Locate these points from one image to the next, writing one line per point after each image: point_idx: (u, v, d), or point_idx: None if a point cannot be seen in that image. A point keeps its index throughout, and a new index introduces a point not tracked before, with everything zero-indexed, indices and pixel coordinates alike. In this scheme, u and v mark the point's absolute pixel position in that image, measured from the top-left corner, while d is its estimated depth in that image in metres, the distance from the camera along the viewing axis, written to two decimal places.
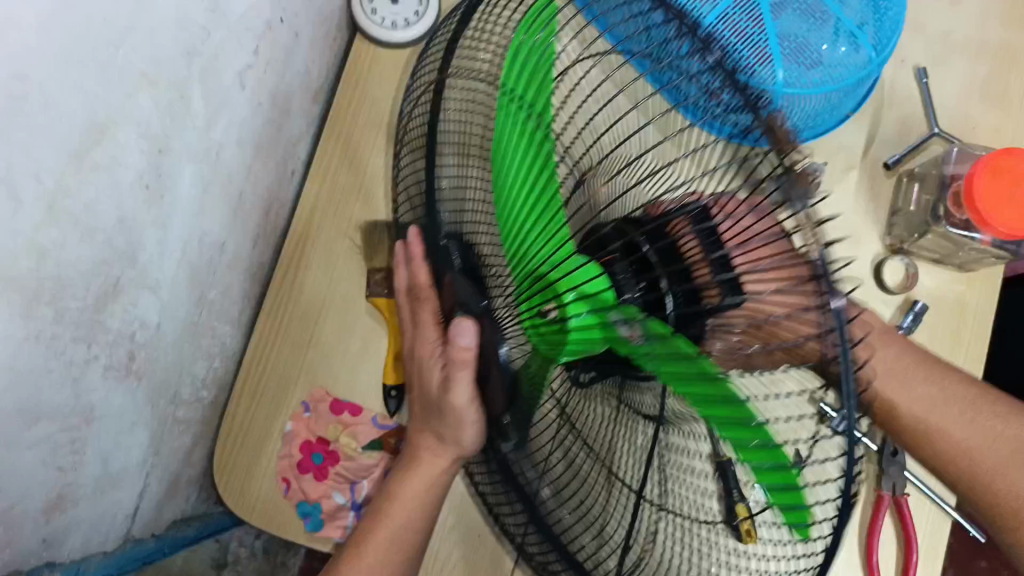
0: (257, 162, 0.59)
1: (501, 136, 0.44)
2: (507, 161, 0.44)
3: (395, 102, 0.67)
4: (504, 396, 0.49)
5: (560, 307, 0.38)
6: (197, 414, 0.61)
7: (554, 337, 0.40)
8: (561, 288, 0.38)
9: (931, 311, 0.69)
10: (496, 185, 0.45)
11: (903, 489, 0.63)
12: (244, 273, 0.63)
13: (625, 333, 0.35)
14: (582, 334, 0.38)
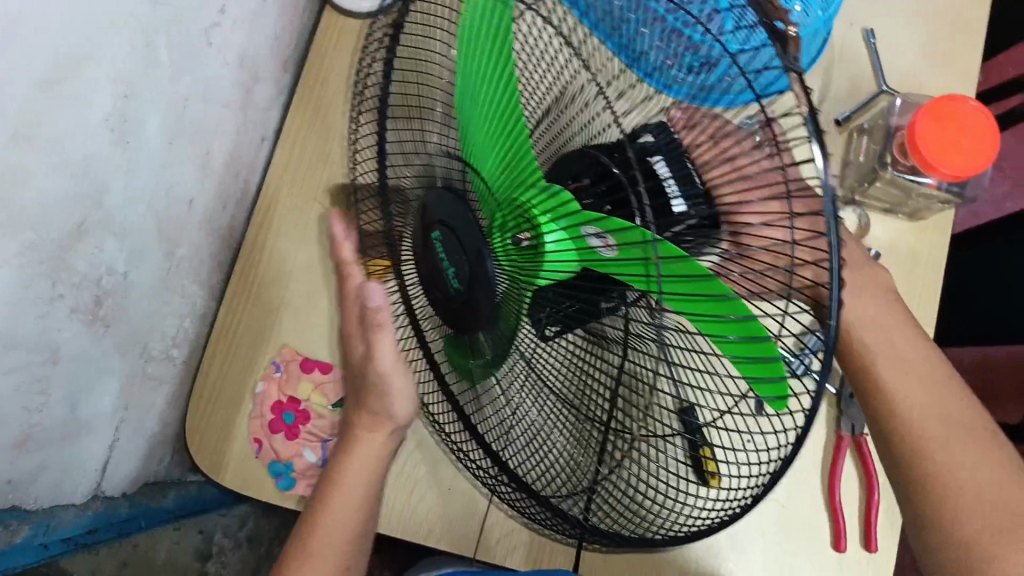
0: (226, 124, 0.61)
1: (470, 88, 0.45)
2: (476, 107, 0.45)
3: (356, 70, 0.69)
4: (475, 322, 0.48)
5: (536, 233, 0.40)
6: (169, 372, 0.62)
7: (527, 263, 0.41)
8: (534, 215, 0.40)
9: (885, 258, 0.71)
10: (467, 131, 0.46)
11: (862, 430, 0.66)
12: (213, 234, 0.64)
13: (600, 245, 0.38)
14: (558, 255, 0.40)
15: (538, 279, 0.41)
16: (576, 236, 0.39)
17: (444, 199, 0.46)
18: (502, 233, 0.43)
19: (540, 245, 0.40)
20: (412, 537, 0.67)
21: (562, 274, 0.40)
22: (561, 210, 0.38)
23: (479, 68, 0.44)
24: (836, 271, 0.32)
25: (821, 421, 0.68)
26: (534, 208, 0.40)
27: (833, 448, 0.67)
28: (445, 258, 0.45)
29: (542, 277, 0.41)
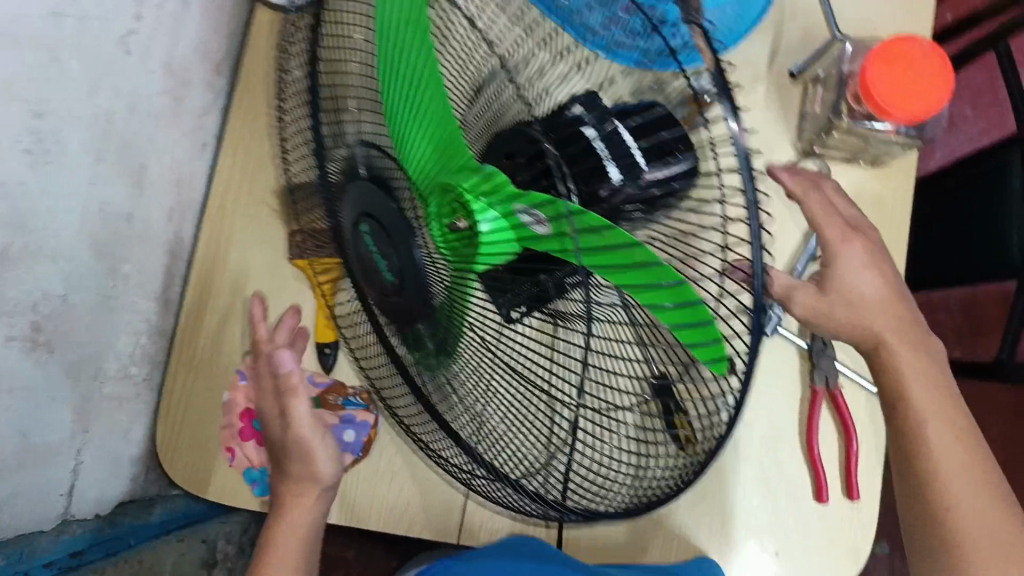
0: (158, 133, 0.60)
1: (391, 71, 0.42)
2: (398, 93, 0.42)
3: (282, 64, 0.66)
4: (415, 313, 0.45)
5: (470, 218, 0.40)
6: (129, 391, 0.61)
7: (465, 248, 0.41)
8: (467, 200, 0.39)
9: (849, 210, 0.70)
10: (391, 118, 0.43)
11: (835, 380, 0.67)
12: (162, 247, 0.63)
13: (532, 223, 0.37)
14: (494, 237, 0.39)
15: (476, 265, 0.42)
16: (510, 216, 0.38)
17: (366, 190, 0.43)
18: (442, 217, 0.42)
19: (474, 230, 0.40)
20: (395, 528, 0.66)
21: (502, 257, 0.40)
22: (493, 191, 0.37)
23: (398, 52, 0.41)
24: (757, 228, 0.30)
25: (795, 375, 0.68)
26: (465, 193, 0.39)
27: (809, 399, 0.67)
28: (376, 251, 0.44)
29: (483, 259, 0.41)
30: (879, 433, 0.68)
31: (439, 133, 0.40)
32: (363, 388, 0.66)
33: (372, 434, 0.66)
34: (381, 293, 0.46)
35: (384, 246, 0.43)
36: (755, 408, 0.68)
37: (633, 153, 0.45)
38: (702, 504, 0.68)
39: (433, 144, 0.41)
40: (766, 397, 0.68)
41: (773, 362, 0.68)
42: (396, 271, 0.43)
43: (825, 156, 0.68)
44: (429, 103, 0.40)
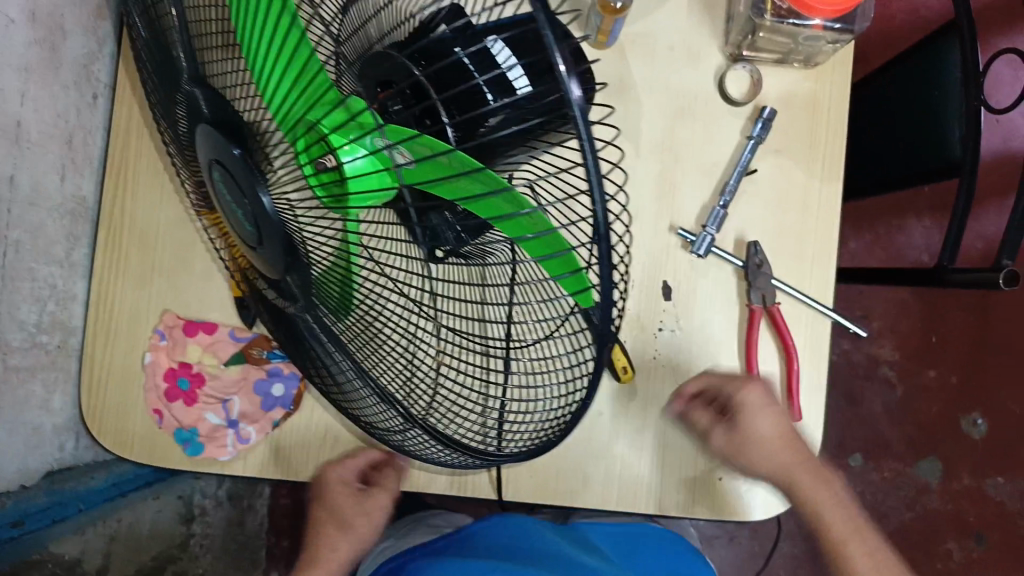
0: (33, 88, 0.56)
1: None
2: (248, 17, 0.37)
3: None
4: (278, 261, 0.42)
5: (335, 157, 0.37)
6: (41, 359, 0.60)
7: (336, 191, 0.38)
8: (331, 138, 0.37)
9: (782, 114, 0.66)
10: (245, 44, 0.38)
11: (773, 298, 0.64)
12: (59, 209, 0.61)
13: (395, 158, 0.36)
14: (361, 177, 0.37)
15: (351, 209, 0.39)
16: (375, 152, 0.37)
17: (212, 135, 0.40)
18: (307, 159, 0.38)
19: (342, 171, 0.37)
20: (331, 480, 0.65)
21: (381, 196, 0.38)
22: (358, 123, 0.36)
23: None
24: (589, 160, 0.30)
25: (732, 297, 0.66)
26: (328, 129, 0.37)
27: (748, 319, 0.65)
28: (232, 202, 0.41)
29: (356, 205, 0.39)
30: (821, 355, 0.66)
31: (294, 58, 0.36)
32: None
33: (301, 387, 0.64)
34: (246, 244, 0.43)
35: (236, 196, 0.40)
36: (693, 333, 0.66)
37: (497, 60, 0.42)
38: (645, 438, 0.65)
39: (290, 76, 0.37)
40: (703, 320, 0.66)
41: (710, 284, 0.66)
42: (252, 222, 0.40)
43: (755, 62, 0.65)
44: (282, 29, 0.36)
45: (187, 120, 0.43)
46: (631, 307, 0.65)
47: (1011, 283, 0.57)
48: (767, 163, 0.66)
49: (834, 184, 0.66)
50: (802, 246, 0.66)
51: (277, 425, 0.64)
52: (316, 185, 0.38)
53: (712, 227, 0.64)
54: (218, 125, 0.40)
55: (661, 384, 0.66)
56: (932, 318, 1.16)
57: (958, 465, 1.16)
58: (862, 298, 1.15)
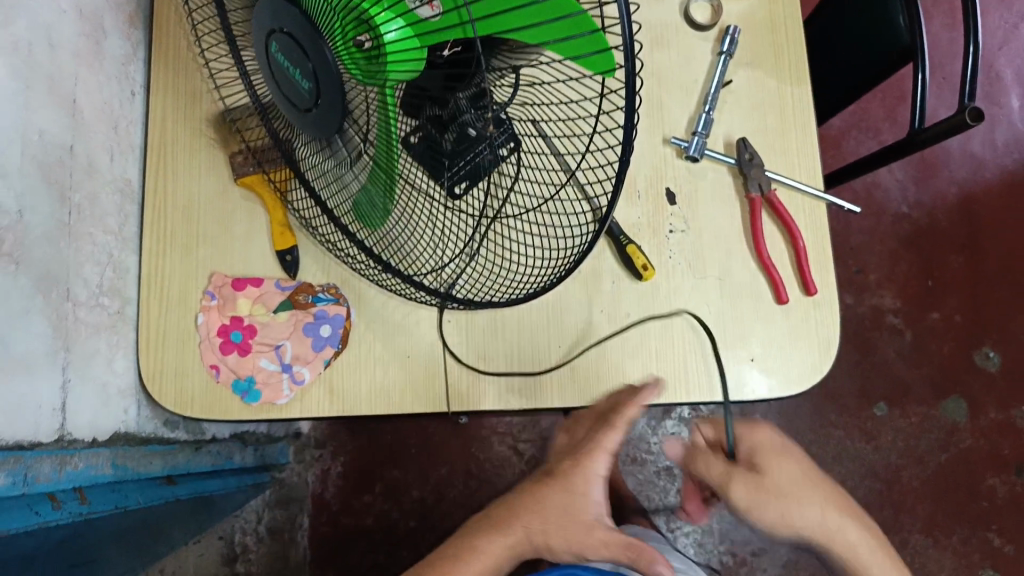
0: (83, 74, 0.63)
1: None
2: None
3: (178, 6, 0.73)
4: (320, 122, 0.49)
5: (375, 34, 0.42)
6: (105, 320, 0.64)
7: (379, 67, 0.44)
8: (370, 16, 0.42)
9: (747, 33, 0.74)
10: None
11: (769, 186, 0.70)
12: (109, 186, 0.66)
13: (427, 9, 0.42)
14: (402, 48, 0.43)
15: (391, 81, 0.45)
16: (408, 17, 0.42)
17: (272, 4, 0.45)
18: (351, 41, 0.43)
19: (384, 46, 0.43)
20: (386, 409, 0.68)
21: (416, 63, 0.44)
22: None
23: None
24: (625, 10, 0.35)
25: (732, 192, 0.72)
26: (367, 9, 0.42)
27: (749, 209, 0.71)
28: (290, 66, 0.47)
29: (396, 73, 0.44)
30: (823, 235, 0.71)
31: None
32: (331, 285, 0.69)
33: (348, 326, 0.69)
34: (298, 106, 0.49)
35: (296, 59, 0.46)
36: (700, 228, 0.71)
37: None
38: (673, 333, 0.69)
39: None
40: (708, 216, 0.71)
41: (710, 185, 0.72)
42: (311, 80, 0.46)
43: None
44: None
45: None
46: (641, 215, 0.71)
47: (978, 118, 0.62)
48: (742, 75, 0.73)
49: (805, 85, 0.73)
50: (786, 143, 0.72)
51: (328, 364, 0.68)
52: (351, 62, 0.44)
53: (703, 130, 0.70)
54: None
55: (680, 279, 0.70)
56: (928, 263, 1.25)
57: (981, 398, 1.22)
58: (855, 253, 1.25)
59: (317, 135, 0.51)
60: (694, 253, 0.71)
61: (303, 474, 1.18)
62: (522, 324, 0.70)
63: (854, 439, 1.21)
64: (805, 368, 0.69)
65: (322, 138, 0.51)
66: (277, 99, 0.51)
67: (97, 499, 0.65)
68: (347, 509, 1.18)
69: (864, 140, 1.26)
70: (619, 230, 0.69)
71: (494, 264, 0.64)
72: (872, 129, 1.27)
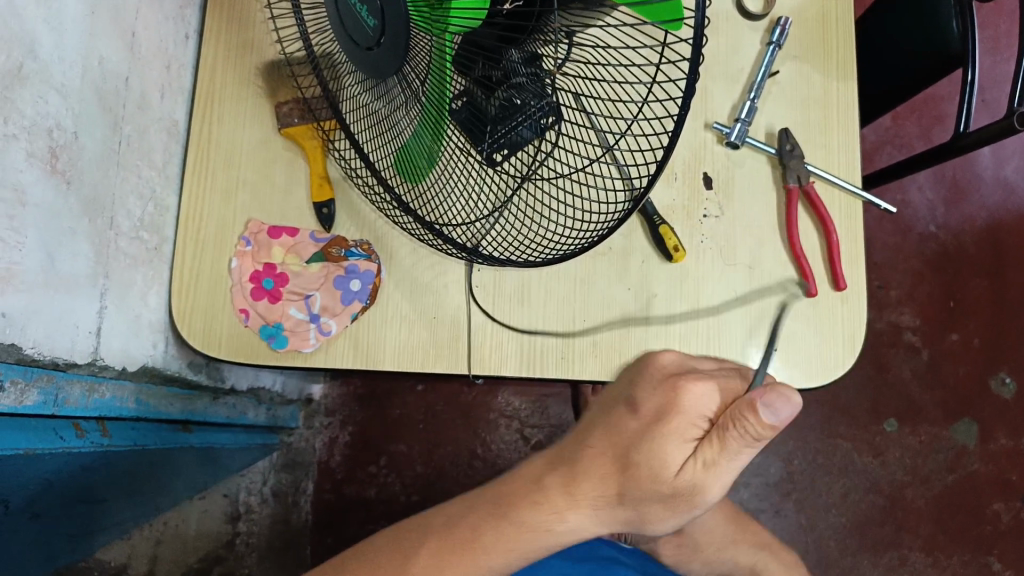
0: (143, 10, 0.64)
1: None
2: None
3: None
4: (380, 62, 0.51)
5: None
6: (143, 253, 0.65)
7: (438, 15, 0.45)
8: None
9: (797, 27, 0.74)
10: None
11: (807, 179, 0.70)
12: (158, 124, 0.67)
13: None
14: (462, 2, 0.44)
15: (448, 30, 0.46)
16: None
17: None
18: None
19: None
20: (409, 367, 0.69)
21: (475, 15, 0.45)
22: None
23: None
24: None
25: (769, 183, 0.72)
26: None
27: (785, 200, 0.71)
28: (358, 4, 0.48)
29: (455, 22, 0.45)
30: (857, 232, 0.71)
31: None
32: (364, 241, 0.70)
33: (378, 283, 0.69)
34: (361, 42, 0.50)
35: None
36: (734, 216, 0.71)
37: None
38: (699, 316, 0.70)
39: None
40: (743, 204, 0.71)
41: (748, 174, 0.72)
42: (378, 17, 0.47)
43: None
44: None
45: None
46: (676, 198, 0.71)
47: None
48: (789, 67, 0.73)
49: (851, 82, 0.73)
50: (828, 136, 0.73)
51: (355, 318, 0.69)
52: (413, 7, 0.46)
53: (746, 118, 0.70)
54: None
55: (710, 264, 0.71)
56: (950, 285, 1.25)
57: (993, 424, 1.22)
58: (879, 269, 1.25)
59: (374, 71, 0.52)
60: (726, 240, 0.71)
61: (311, 440, 1.19)
62: (549, 295, 0.70)
63: (861, 453, 1.21)
64: (826, 363, 0.69)
65: (378, 76, 0.52)
66: (338, 33, 0.52)
67: (116, 433, 0.66)
68: (350, 479, 1.18)
69: (897, 156, 1.26)
70: (654, 210, 0.70)
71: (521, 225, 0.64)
72: (906, 146, 1.26)
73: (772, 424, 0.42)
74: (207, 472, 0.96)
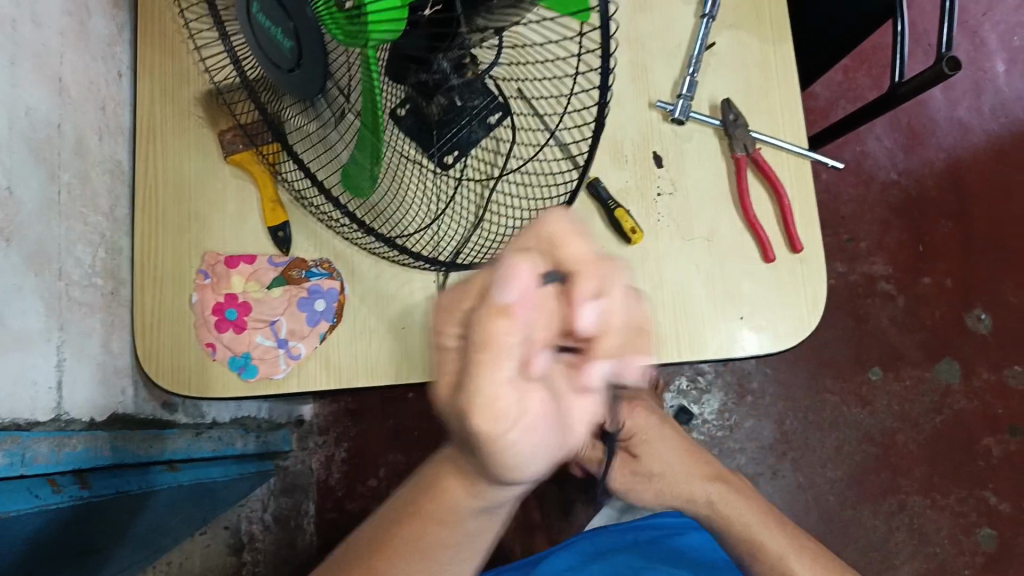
0: (68, 53, 0.63)
1: None
2: None
3: None
4: (303, 81, 0.49)
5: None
6: (98, 300, 0.65)
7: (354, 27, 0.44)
8: None
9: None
10: None
11: (754, 147, 0.71)
12: (100, 167, 0.67)
13: None
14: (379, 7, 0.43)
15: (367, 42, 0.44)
16: None
17: None
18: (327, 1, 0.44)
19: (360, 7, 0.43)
20: (382, 380, 0.69)
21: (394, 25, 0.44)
22: None
23: None
24: None
25: (717, 155, 0.72)
26: None
27: (735, 170, 0.71)
28: (271, 27, 0.47)
29: (376, 34, 0.44)
30: (809, 193, 0.72)
31: None
32: (323, 260, 0.70)
33: (341, 300, 0.69)
34: (282, 63, 0.48)
35: (277, 18, 0.46)
36: (687, 191, 0.72)
37: None
38: (664, 294, 0.70)
39: None
40: (694, 178, 0.72)
41: (696, 148, 0.72)
42: (293, 39, 0.46)
43: None
44: None
45: None
46: (628, 180, 0.72)
47: (955, 67, 0.62)
48: (725, 37, 0.74)
49: (788, 44, 0.74)
50: (771, 102, 0.73)
51: (323, 339, 0.68)
52: (331, 21, 0.44)
53: (687, 93, 0.71)
54: None
55: (670, 242, 0.71)
56: (917, 230, 1.26)
57: (974, 361, 1.23)
58: (846, 222, 1.26)
59: (299, 95, 0.51)
60: (681, 215, 0.71)
61: (307, 461, 1.19)
62: None
63: (848, 405, 1.22)
64: (793, 325, 0.70)
65: (305, 96, 0.51)
66: (257, 56, 0.51)
67: (100, 484, 0.66)
68: (352, 494, 1.19)
69: (851, 109, 1.27)
70: (607, 194, 0.70)
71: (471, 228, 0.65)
72: (859, 98, 1.27)
73: (505, 299, 0.36)
74: (204, 507, 0.96)
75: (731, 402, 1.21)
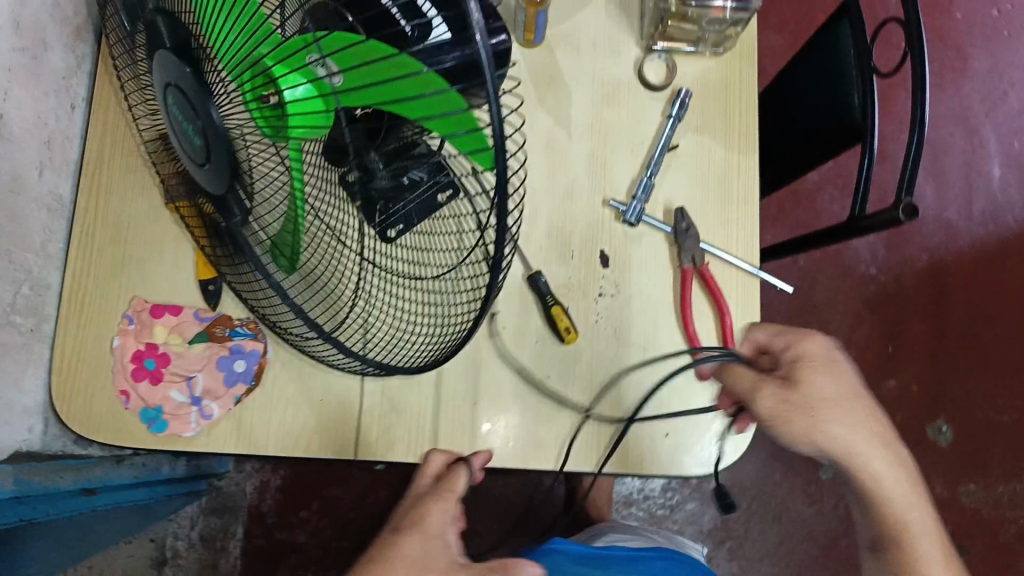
0: (17, 89, 0.61)
1: None
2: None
3: None
4: (212, 175, 0.47)
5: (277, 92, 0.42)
6: (14, 339, 0.64)
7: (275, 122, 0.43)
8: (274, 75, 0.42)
9: (699, 97, 0.73)
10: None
11: (703, 260, 0.69)
12: (37, 202, 0.66)
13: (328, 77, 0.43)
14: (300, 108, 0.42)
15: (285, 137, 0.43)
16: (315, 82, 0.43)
17: (172, 60, 0.44)
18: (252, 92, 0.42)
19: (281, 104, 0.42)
20: (292, 450, 0.67)
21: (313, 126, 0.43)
22: (296, 57, 0.42)
23: None
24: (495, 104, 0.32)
25: (665, 261, 0.70)
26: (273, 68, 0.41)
27: (680, 280, 0.69)
28: (184, 121, 0.46)
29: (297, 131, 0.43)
30: (753, 312, 0.70)
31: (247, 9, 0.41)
32: (251, 319, 0.69)
33: (262, 363, 0.68)
34: (194, 157, 0.47)
35: (188, 113, 0.45)
36: (630, 294, 0.70)
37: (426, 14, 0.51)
38: (590, 399, 0.68)
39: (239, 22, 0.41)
40: (639, 282, 0.70)
41: (646, 252, 0.70)
42: (201, 136, 0.45)
43: (668, 51, 0.73)
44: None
45: (148, 44, 0.47)
46: (571, 276, 0.70)
47: (912, 214, 0.61)
48: (689, 140, 0.72)
49: (754, 154, 0.72)
50: (728, 213, 0.71)
51: (238, 401, 0.67)
52: (259, 116, 0.43)
53: (641, 195, 0.69)
54: (179, 51, 0.44)
55: (603, 345, 0.69)
56: (890, 328, 1.24)
57: (929, 469, 1.21)
58: (819, 310, 1.23)
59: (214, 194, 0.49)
60: (620, 318, 0.70)
61: (242, 483, 1.17)
62: (441, 380, 0.68)
63: (796, 499, 1.20)
64: (717, 447, 0.68)
65: (215, 190, 0.49)
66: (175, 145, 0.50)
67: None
68: (282, 523, 1.17)
69: (838, 197, 1.25)
70: (547, 289, 0.68)
71: (398, 318, 0.63)
72: (846, 185, 1.25)
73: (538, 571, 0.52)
74: (128, 522, 0.95)
75: (676, 481, 1.19)
